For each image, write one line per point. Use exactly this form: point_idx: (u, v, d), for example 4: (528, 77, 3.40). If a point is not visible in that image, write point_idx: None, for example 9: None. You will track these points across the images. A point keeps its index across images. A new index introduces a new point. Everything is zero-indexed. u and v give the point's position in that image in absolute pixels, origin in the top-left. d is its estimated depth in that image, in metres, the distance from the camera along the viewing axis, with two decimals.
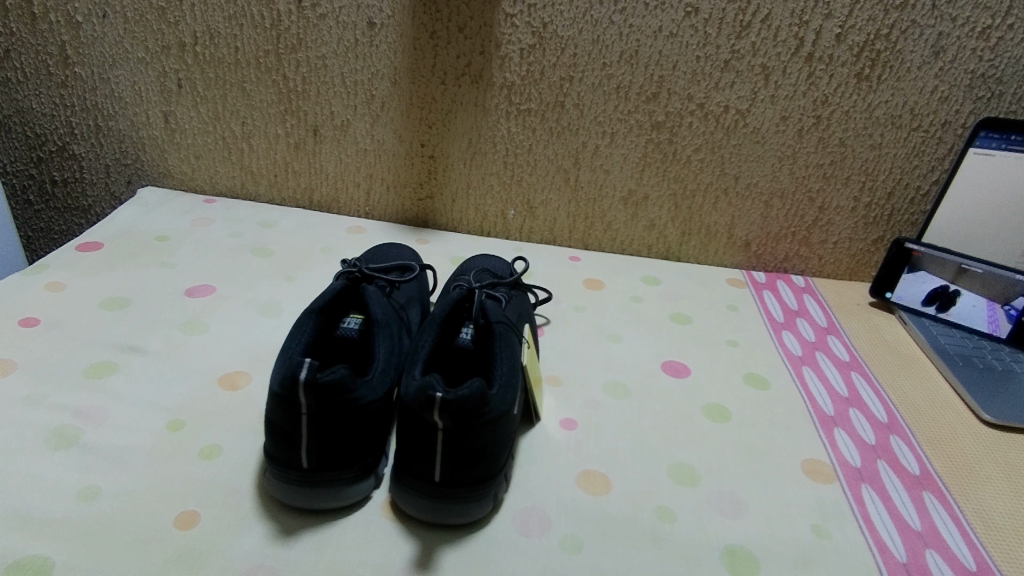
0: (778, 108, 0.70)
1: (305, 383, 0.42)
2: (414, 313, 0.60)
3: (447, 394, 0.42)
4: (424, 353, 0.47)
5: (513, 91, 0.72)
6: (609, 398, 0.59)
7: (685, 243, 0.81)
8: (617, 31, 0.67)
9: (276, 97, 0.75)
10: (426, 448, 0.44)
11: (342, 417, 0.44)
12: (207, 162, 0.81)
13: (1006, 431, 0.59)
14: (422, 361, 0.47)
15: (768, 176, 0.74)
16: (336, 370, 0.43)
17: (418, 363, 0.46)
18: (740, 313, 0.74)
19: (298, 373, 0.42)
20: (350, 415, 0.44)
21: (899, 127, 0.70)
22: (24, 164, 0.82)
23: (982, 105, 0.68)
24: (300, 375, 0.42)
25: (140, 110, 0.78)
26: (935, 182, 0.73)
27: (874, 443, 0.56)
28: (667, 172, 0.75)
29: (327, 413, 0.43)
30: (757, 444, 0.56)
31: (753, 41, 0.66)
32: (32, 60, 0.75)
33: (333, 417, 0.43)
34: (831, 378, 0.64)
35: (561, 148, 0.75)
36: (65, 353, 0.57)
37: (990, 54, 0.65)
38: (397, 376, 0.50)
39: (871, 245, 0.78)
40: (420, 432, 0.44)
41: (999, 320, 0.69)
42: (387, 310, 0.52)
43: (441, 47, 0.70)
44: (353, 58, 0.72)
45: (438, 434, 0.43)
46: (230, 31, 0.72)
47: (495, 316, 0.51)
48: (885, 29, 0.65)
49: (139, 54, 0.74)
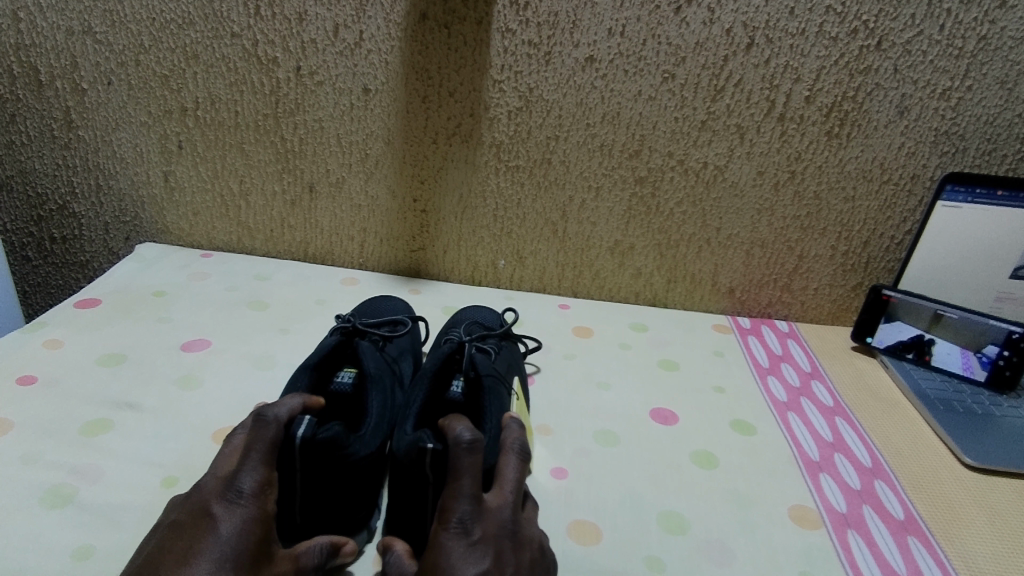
0: (754, 164, 0.73)
1: (302, 441, 0.43)
2: (406, 366, 0.61)
3: (438, 444, 0.44)
4: (415, 408, 0.49)
5: (502, 149, 0.75)
6: (599, 447, 0.61)
7: (671, 290, 0.83)
8: (599, 94, 0.71)
9: (273, 156, 0.78)
10: (417, 501, 0.45)
11: (335, 472, 0.45)
12: (205, 218, 0.84)
13: (987, 473, 0.61)
14: (413, 417, 0.48)
15: (748, 228, 0.77)
16: (330, 428, 0.45)
17: (410, 417, 0.48)
18: (725, 359, 0.76)
19: (296, 431, 0.43)
20: (343, 471, 0.45)
21: (870, 180, 0.73)
22: (24, 222, 0.84)
23: (948, 160, 0.71)
24: (297, 433, 0.43)
25: (141, 170, 0.80)
26: (907, 232, 0.75)
27: (858, 488, 0.58)
28: (651, 224, 0.78)
29: (322, 470, 0.44)
30: (745, 490, 0.57)
31: (727, 104, 0.70)
32: (37, 124, 0.77)
33: (327, 473, 0.44)
34: (816, 424, 0.66)
35: (548, 202, 0.78)
36: (63, 411, 0.58)
37: (951, 113, 0.69)
38: (389, 430, 0.51)
39: (850, 291, 0.80)
40: (411, 483, 0.45)
41: (972, 365, 0.71)
42: (379, 365, 0.54)
43: (432, 110, 0.73)
44: (349, 120, 0.75)
45: (428, 488, 0.44)
46: (231, 97, 0.75)
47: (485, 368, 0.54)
48: (851, 92, 0.68)
49: (142, 118, 0.77)
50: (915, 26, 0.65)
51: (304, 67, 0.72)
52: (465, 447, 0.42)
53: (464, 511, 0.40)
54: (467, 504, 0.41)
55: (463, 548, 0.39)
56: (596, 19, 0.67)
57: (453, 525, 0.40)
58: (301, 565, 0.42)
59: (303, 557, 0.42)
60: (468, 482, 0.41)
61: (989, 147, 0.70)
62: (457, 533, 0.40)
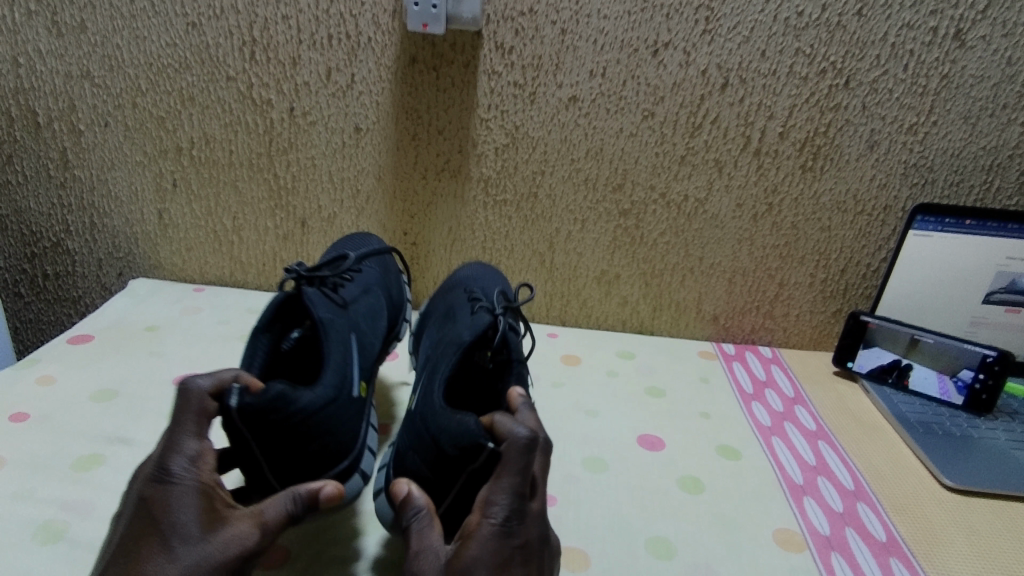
0: (733, 197, 0.76)
1: (236, 410, 0.43)
2: (365, 307, 0.61)
3: (495, 443, 0.41)
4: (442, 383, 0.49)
5: (490, 184, 0.77)
6: (588, 473, 0.62)
7: (657, 317, 0.85)
8: (582, 131, 0.73)
9: (266, 193, 0.80)
10: (447, 484, 0.43)
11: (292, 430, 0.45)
12: (197, 253, 0.85)
13: (965, 494, 0.62)
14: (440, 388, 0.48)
15: (729, 257, 0.80)
16: (269, 388, 0.44)
17: (435, 391, 0.48)
18: (710, 385, 0.77)
19: (228, 401, 0.43)
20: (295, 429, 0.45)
21: (844, 211, 0.76)
22: (18, 260, 0.85)
23: (918, 191, 0.74)
24: (230, 403, 0.43)
25: (135, 208, 0.82)
26: (883, 260, 0.78)
27: (841, 511, 0.59)
28: (636, 254, 0.80)
29: (270, 434, 0.44)
30: (731, 514, 0.58)
31: (705, 139, 0.73)
32: (33, 165, 0.79)
33: (286, 433, 0.44)
34: (800, 448, 0.68)
35: (536, 234, 0.80)
36: (55, 447, 0.58)
37: (919, 147, 0.72)
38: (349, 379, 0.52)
39: (830, 317, 0.83)
40: (446, 467, 0.43)
41: (949, 389, 0.74)
42: (326, 314, 0.53)
43: (422, 147, 0.76)
44: (340, 157, 0.77)
45: (461, 476, 0.42)
46: (226, 137, 0.76)
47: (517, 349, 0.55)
48: (822, 128, 0.71)
49: (137, 158, 0.78)
50: (880, 66, 0.68)
51: (297, 108, 0.74)
52: (526, 447, 0.40)
53: (509, 510, 0.39)
54: (511, 502, 0.39)
55: (510, 550, 0.38)
56: (578, 61, 0.70)
57: (497, 523, 0.39)
58: (266, 519, 0.40)
59: (268, 511, 0.40)
60: (513, 482, 0.40)
61: (957, 178, 0.73)
62: (500, 533, 0.38)
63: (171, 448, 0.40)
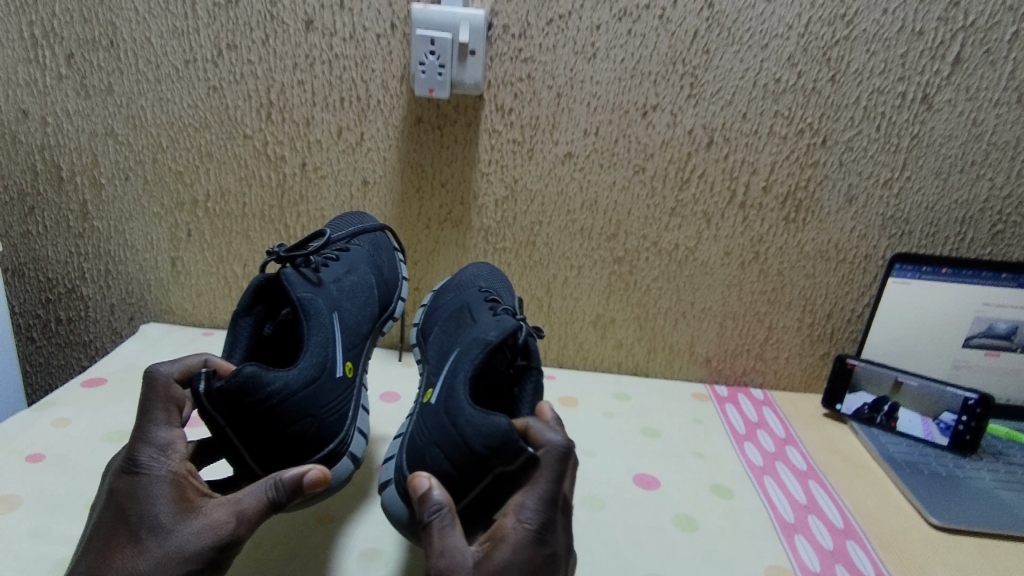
0: (721, 246, 0.79)
1: (203, 395, 0.44)
2: (346, 282, 0.63)
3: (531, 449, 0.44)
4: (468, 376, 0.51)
5: (490, 233, 0.81)
6: (586, 512, 0.63)
7: (651, 360, 0.88)
8: (578, 184, 0.77)
9: (275, 241, 0.83)
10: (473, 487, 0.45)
11: (264, 413, 0.46)
12: (207, 299, 0.88)
13: (951, 532, 0.64)
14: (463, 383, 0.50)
15: (719, 302, 0.83)
16: (239, 371, 0.45)
17: (460, 387, 0.50)
18: (703, 426, 0.80)
19: (195, 387, 0.44)
20: (268, 411, 0.46)
21: (827, 260, 0.79)
22: (33, 305, 0.87)
23: (896, 241, 0.78)
24: (199, 389, 0.44)
25: (149, 255, 0.85)
26: (867, 305, 0.81)
27: (831, 548, 0.61)
28: (630, 299, 0.84)
29: (244, 417, 0.45)
30: (725, 553, 0.60)
31: (694, 192, 0.77)
32: (54, 217, 0.82)
33: (261, 417, 0.46)
34: (790, 487, 0.70)
35: (533, 280, 0.83)
36: (69, 486, 0.60)
37: (895, 201, 0.76)
38: (326, 359, 0.53)
39: (819, 360, 0.86)
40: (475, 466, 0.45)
41: (933, 431, 0.76)
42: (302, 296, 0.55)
43: (425, 199, 0.80)
44: (347, 208, 0.81)
45: (487, 476, 0.45)
46: (240, 190, 0.80)
47: (534, 355, 0.58)
48: (803, 182, 0.75)
49: (154, 209, 0.82)
50: (855, 127, 0.73)
51: (309, 163, 0.78)
52: (563, 455, 0.44)
53: (541, 515, 0.41)
54: (543, 505, 0.42)
55: (542, 556, 0.40)
56: (573, 121, 0.74)
57: (528, 525, 0.41)
58: (242, 508, 0.41)
59: (246, 499, 0.42)
60: (546, 487, 0.42)
61: (932, 229, 0.77)
62: (532, 537, 0.40)
63: (141, 437, 0.43)
